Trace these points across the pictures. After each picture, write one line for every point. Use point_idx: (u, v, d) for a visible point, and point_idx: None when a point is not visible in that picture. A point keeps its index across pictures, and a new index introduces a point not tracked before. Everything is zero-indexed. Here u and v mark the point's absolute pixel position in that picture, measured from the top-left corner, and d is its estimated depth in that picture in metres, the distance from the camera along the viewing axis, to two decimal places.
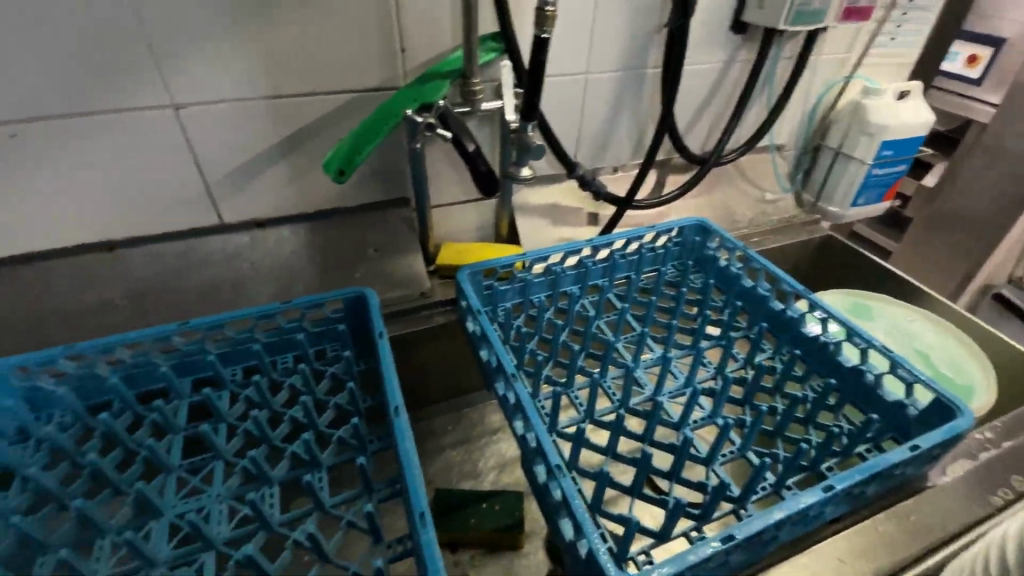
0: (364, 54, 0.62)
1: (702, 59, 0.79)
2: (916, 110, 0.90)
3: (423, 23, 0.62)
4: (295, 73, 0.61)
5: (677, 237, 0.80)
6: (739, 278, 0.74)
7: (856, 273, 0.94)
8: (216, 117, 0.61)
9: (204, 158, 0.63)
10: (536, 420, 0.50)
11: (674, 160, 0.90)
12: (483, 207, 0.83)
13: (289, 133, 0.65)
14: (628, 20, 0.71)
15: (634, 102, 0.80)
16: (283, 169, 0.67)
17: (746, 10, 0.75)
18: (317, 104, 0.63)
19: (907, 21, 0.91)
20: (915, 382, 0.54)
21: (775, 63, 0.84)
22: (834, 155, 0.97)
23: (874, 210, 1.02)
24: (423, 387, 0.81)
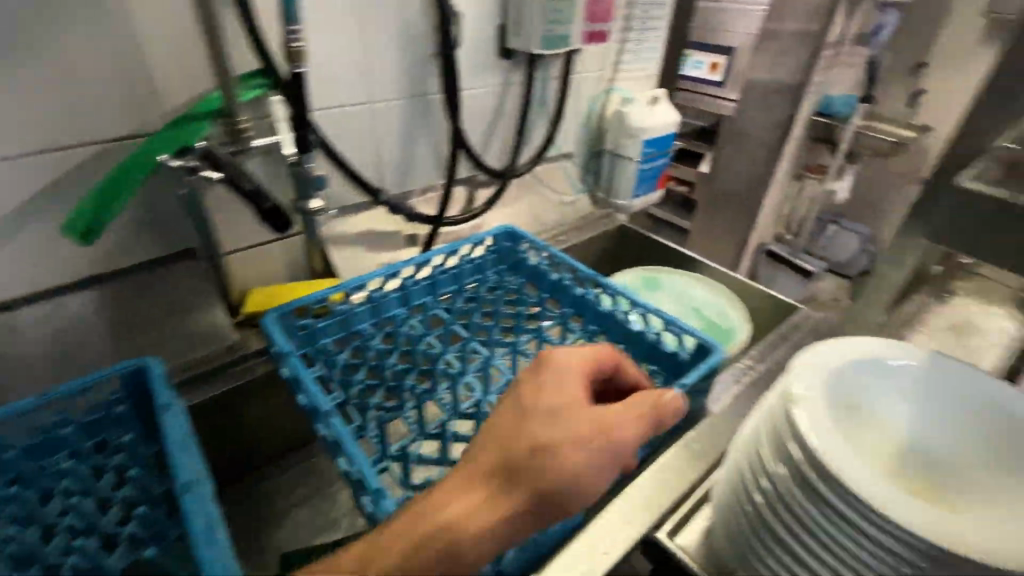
0: (110, 101, 0.58)
1: (479, 83, 0.86)
2: (663, 114, 1.09)
3: (175, 69, 0.60)
4: (23, 131, 0.54)
5: (491, 246, 0.86)
6: (547, 273, 0.82)
7: (648, 253, 1.10)
8: None
9: None
10: (357, 451, 0.51)
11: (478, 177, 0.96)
12: (289, 248, 0.79)
13: (31, 194, 0.58)
14: (398, 54, 0.75)
15: (425, 127, 0.84)
16: (32, 237, 0.60)
17: (508, 38, 0.84)
18: (61, 161, 0.58)
19: (645, 41, 1.10)
20: (682, 333, 0.68)
21: (544, 82, 0.95)
22: (613, 158, 1.12)
23: (654, 198, 1.20)
24: (257, 450, 0.76)
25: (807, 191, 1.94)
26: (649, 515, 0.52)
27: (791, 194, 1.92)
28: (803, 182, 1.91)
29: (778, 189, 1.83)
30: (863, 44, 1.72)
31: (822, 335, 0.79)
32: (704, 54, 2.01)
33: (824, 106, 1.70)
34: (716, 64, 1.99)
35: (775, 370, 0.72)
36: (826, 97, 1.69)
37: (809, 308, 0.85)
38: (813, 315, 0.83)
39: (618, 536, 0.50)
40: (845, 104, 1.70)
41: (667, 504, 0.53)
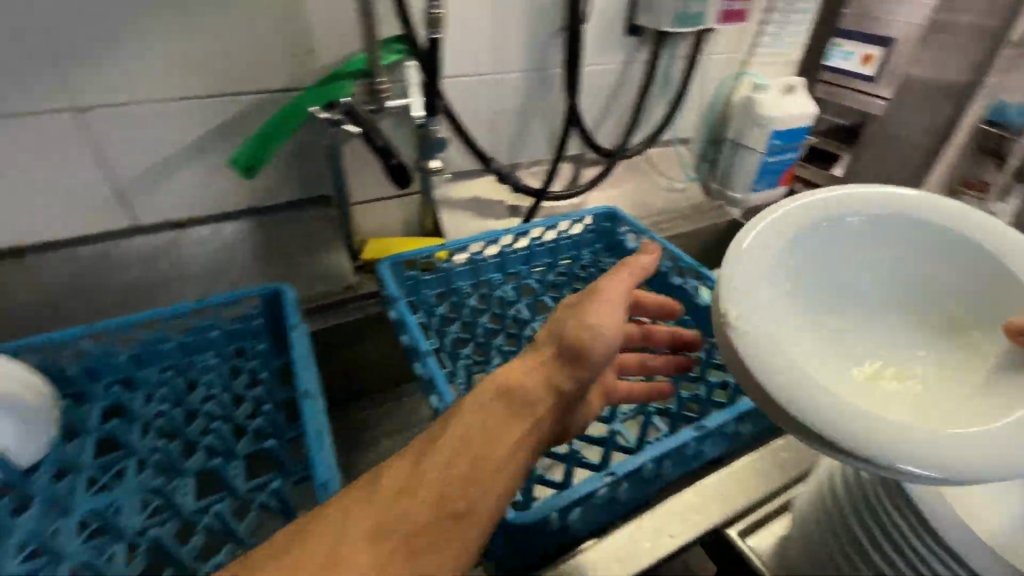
0: (275, 56, 0.64)
1: (602, 60, 0.85)
2: (799, 104, 1.01)
3: (332, 30, 0.65)
4: (206, 76, 0.62)
5: (591, 225, 0.86)
6: None
7: None
8: (127, 120, 0.62)
9: (116, 160, 0.63)
10: (447, 393, 0.55)
11: (587, 156, 0.96)
12: (405, 204, 0.86)
13: (205, 133, 0.66)
14: (529, 25, 0.77)
15: (544, 100, 0.85)
16: (203, 169, 0.69)
17: (638, 14, 0.82)
18: (231, 105, 0.65)
19: (789, 23, 1.02)
20: None
21: (670, 61, 0.91)
22: (734, 147, 1.06)
23: (773, 196, 1.12)
24: (352, 381, 0.83)
25: None
26: (721, 510, 0.51)
27: None
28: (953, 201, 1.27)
29: None
30: None
31: None
32: None
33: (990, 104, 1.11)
34: None
35: None
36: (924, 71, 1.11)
37: None
38: None
39: (684, 521, 0.49)
40: None
41: (741, 504, 0.51)
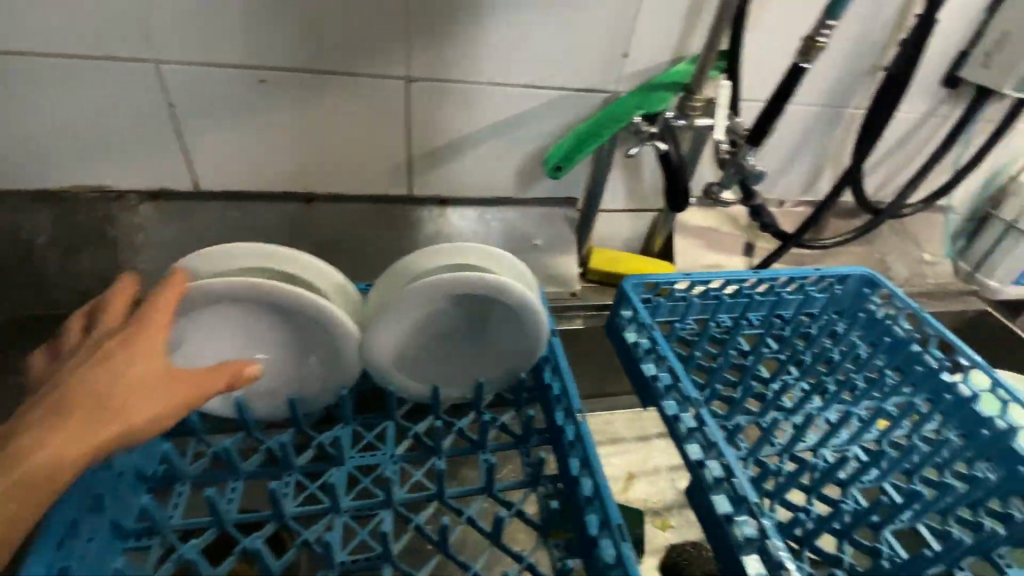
0: (590, 54, 0.62)
1: (904, 108, 0.75)
2: None
3: (652, 36, 0.62)
4: (522, 65, 0.62)
5: (841, 285, 0.76)
6: (908, 340, 0.70)
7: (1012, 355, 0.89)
8: (439, 95, 0.62)
9: (416, 130, 0.64)
10: (732, 458, 0.50)
11: (841, 205, 0.86)
12: (641, 220, 0.82)
13: (500, 118, 0.66)
14: (842, 61, 0.69)
15: (821, 140, 0.77)
16: (482, 152, 0.69)
17: (969, 65, 0.71)
18: (532, 96, 0.64)
19: None
20: None
21: (977, 123, 0.79)
22: (1009, 227, 0.91)
23: None
24: None
25: None
26: None
27: None
28: None
29: None
30: None
31: None
32: None
33: None
34: None
35: None
36: None
37: None
38: None
39: None
40: None
41: None
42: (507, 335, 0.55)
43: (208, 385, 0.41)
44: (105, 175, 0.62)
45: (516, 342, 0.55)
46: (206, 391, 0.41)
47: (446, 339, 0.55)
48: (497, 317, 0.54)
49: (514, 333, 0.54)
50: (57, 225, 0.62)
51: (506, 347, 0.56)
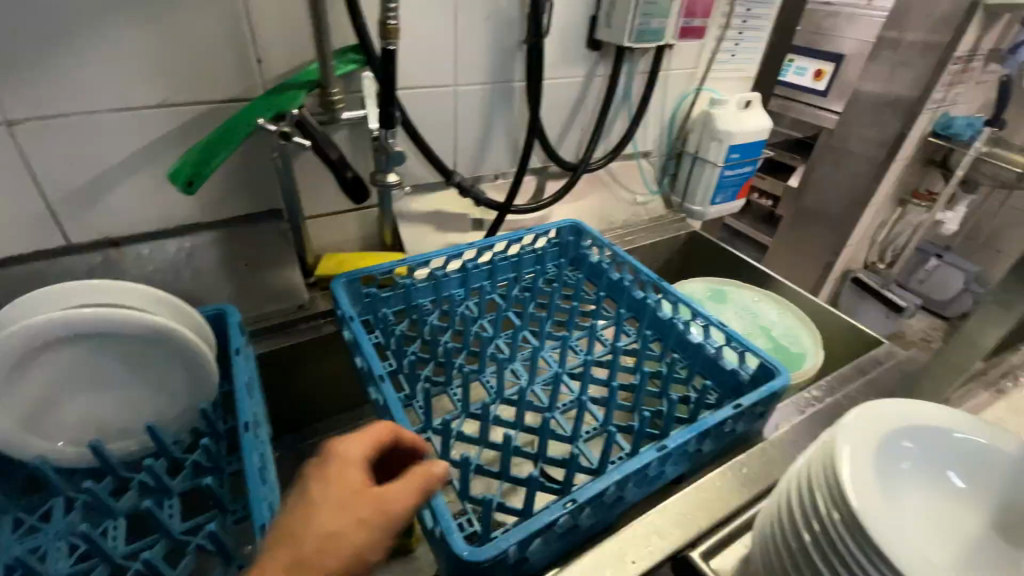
0: (220, 65, 0.61)
1: (563, 73, 0.85)
2: (755, 119, 1.03)
3: (282, 40, 0.63)
4: (144, 86, 0.59)
5: (554, 238, 0.86)
6: (607, 271, 0.81)
7: (720, 264, 1.05)
8: (53, 132, 0.57)
9: (42, 172, 0.59)
10: (403, 417, 0.52)
11: (550, 167, 0.95)
12: (364, 218, 0.83)
13: (146, 144, 0.62)
14: (487, 39, 0.76)
15: (504, 113, 0.85)
16: (143, 182, 0.65)
17: (597, 29, 0.82)
18: (173, 116, 0.62)
19: (743, 40, 1.05)
20: (745, 350, 0.63)
21: (631, 77, 0.92)
22: (693, 159, 1.07)
23: (732, 207, 1.14)
24: (309, 402, 0.80)
25: (906, 217, 1.73)
26: (682, 534, 0.51)
27: (888, 220, 1.73)
28: (905, 209, 1.71)
29: (874, 215, 1.67)
30: (999, 62, 1.49)
31: (906, 379, 0.72)
32: (809, 59, 1.87)
33: (939, 126, 1.49)
34: (821, 71, 1.83)
35: (844, 406, 0.68)
36: (942, 115, 1.48)
37: (895, 345, 0.77)
38: (899, 354, 0.76)
39: (648, 546, 0.49)
40: (966, 125, 1.46)
41: (706, 525, 0.52)
42: (176, 371, 0.54)
43: (403, 498, 0.37)
44: None
45: (187, 379, 0.54)
46: (410, 505, 0.37)
47: (102, 387, 0.52)
48: (160, 357, 0.53)
49: (184, 372, 0.54)
50: None
51: (179, 380, 0.54)
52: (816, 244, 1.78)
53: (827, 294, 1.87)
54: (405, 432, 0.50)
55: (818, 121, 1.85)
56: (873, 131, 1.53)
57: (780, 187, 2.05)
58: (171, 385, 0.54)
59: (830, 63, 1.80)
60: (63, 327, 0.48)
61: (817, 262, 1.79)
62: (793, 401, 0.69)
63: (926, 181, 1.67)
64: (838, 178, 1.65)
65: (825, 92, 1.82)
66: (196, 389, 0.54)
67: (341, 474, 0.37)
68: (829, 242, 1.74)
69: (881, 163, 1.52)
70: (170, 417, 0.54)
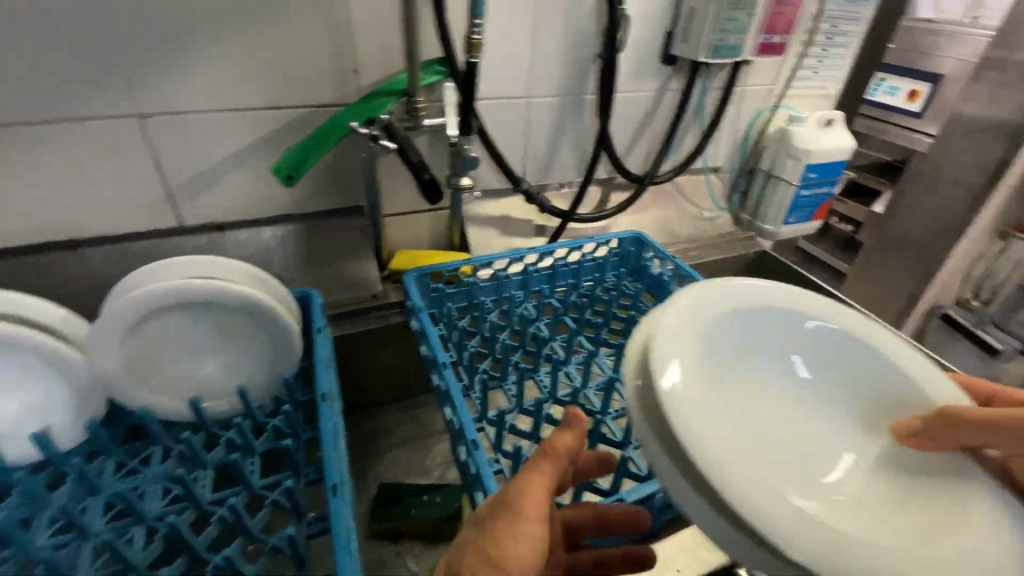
0: (321, 73, 0.68)
1: (636, 87, 0.86)
2: (836, 138, 0.99)
3: (376, 49, 0.69)
4: (256, 89, 0.66)
5: (616, 247, 0.86)
6: (669, 284, 0.80)
7: (788, 286, 1.01)
8: (179, 127, 0.66)
9: (166, 162, 0.67)
10: (460, 403, 0.55)
11: (617, 179, 0.95)
12: (435, 218, 0.88)
13: (252, 141, 0.70)
14: (563, 53, 0.79)
15: (575, 124, 0.87)
16: (247, 175, 0.72)
17: (674, 44, 0.83)
18: (277, 117, 0.69)
19: (828, 57, 1.01)
20: None
21: (705, 91, 0.92)
22: (766, 177, 1.05)
23: (805, 229, 1.10)
24: (372, 387, 0.85)
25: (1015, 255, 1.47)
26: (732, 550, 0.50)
27: None
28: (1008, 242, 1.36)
29: None
30: None
31: None
32: (901, 78, 1.74)
33: None
34: (916, 92, 1.71)
35: None
36: None
37: None
38: None
39: (694, 557, 0.48)
40: None
41: None
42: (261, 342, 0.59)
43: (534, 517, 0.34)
44: None
45: (274, 347, 0.59)
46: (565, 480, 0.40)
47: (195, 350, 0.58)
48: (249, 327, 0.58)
49: (270, 341, 0.58)
50: None
51: (267, 349, 0.59)
52: None
53: None
54: (462, 416, 0.53)
55: (908, 143, 1.73)
56: None
57: (862, 212, 1.93)
58: (257, 351, 0.59)
59: (925, 83, 1.68)
60: (164, 300, 0.53)
61: None
62: None
63: None
64: None
65: (918, 114, 1.70)
66: (280, 355, 0.59)
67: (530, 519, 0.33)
68: None
69: None
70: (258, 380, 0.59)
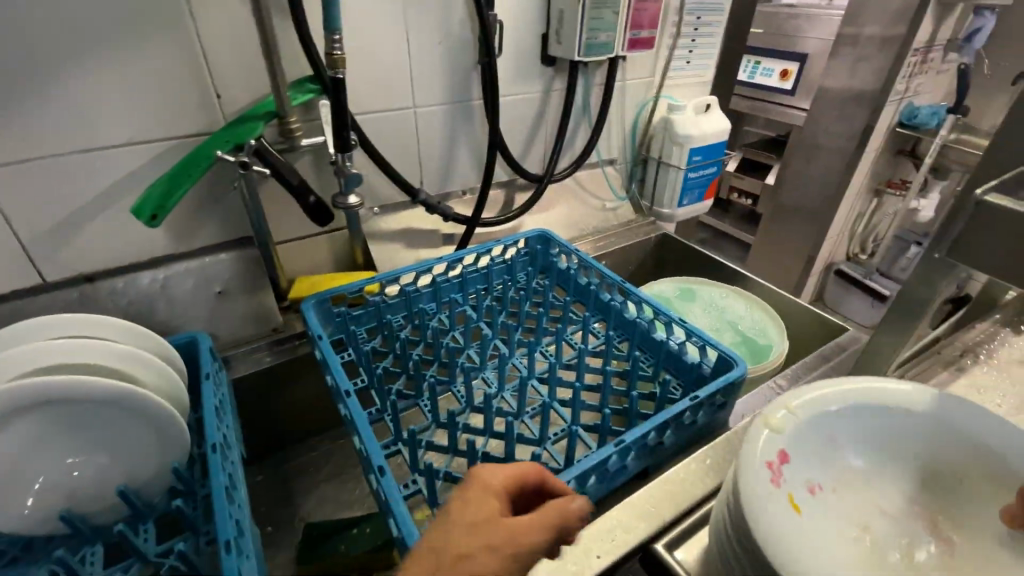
0: (183, 102, 0.64)
1: (520, 89, 0.88)
2: (713, 121, 1.06)
3: (239, 72, 0.66)
4: (109, 124, 0.61)
5: (523, 248, 0.88)
6: (574, 276, 0.82)
7: (691, 264, 1.07)
8: (21, 174, 0.59)
9: (12, 215, 0.61)
10: (367, 430, 0.53)
11: (517, 180, 0.97)
12: (336, 241, 0.85)
13: (114, 181, 0.64)
14: (441, 61, 0.79)
15: (466, 131, 0.88)
16: (113, 219, 0.67)
17: (550, 45, 0.86)
18: (138, 153, 0.64)
19: (696, 48, 1.08)
20: (705, 345, 0.65)
21: (589, 87, 0.95)
22: (658, 164, 1.10)
23: (700, 208, 1.17)
24: (290, 423, 0.81)
25: (882, 207, 1.74)
26: (647, 525, 0.52)
27: (863, 211, 1.76)
28: (880, 199, 1.73)
29: (849, 205, 1.68)
30: (956, 51, 1.52)
31: None
32: (774, 61, 1.92)
33: (903, 116, 1.52)
34: (787, 71, 1.87)
35: None
36: (906, 106, 1.52)
37: (859, 330, 0.79)
38: (863, 339, 0.78)
39: (611, 541, 0.50)
40: (931, 114, 1.49)
41: (671, 516, 0.53)
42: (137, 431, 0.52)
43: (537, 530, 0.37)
44: None
45: (156, 437, 0.52)
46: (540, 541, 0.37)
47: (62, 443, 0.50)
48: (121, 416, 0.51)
49: (151, 433, 0.52)
50: None
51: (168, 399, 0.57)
52: (796, 238, 1.81)
53: (813, 284, 1.88)
54: None
55: (786, 119, 1.89)
56: (839, 128, 1.57)
57: (758, 186, 2.08)
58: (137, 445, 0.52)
59: (794, 63, 1.85)
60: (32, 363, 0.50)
61: (801, 255, 1.81)
62: (759, 391, 0.70)
63: (898, 171, 1.71)
64: (810, 175, 1.69)
65: (792, 90, 1.87)
66: (168, 448, 0.52)
67: (482, 499, 0.38)
68: (808, 235, 1.76)
69: (851, 155, 1.56)
70: (141, 478, 0.52)
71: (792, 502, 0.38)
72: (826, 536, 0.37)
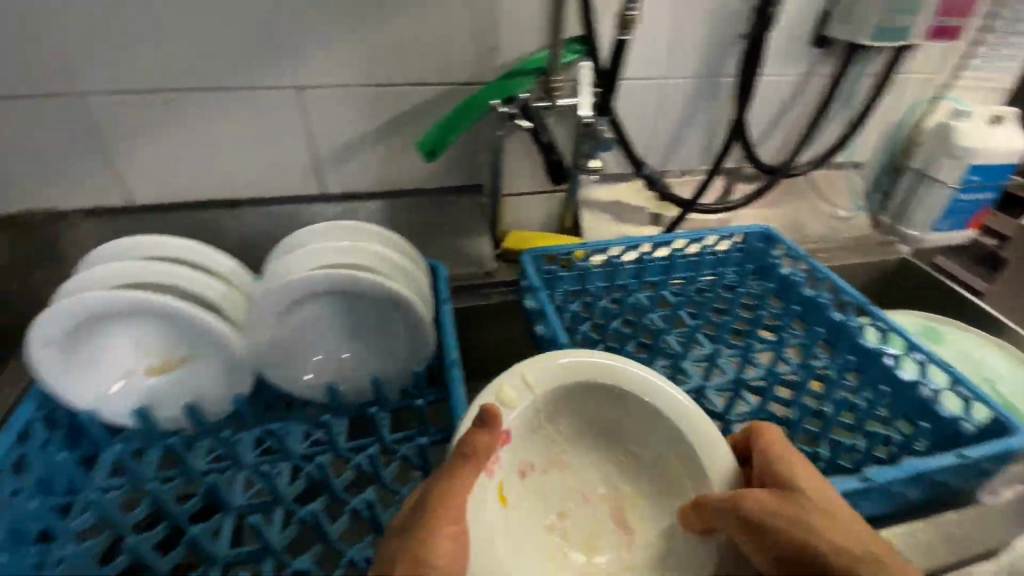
0: (464, 51, 0.70)
1: (778, 72, 0.81)
2: (1008, 136, 0.87)
3: (516, 27, 0.69)
4: (404, 64, 0.69)
5: (740, 243, 0.81)
6: (800, 285, 0.75)
7: (931, 300, 0.91)
8: (332, 99, 0.70)
9: (317, 132, 0.72)
10: None
11: (743, 170, 0.90)
12: (550, 201, 0.88)
13: (394, 116, 0.73)
14: (705, 31, 0.75)
15: (706, 110, 0.83)
16: (384, 148, 0.76)
17: (829, 26, 0.76)
18: (418, 92, 0.72)
19: (1007, 43, 0.89)
20: (974, 399, 0.55)
21: (857, 77, 0.84)
22: (915, 177, 0.94)
23: (955, 238, 0.98)
24: (476, 361, 0.87)
25: None
26: None
27: None
28: None
29: None
30: None
31: None
32: None
33: None
34: None
35: None
36: None
37: None
38: None
39: None
40: None
41: None
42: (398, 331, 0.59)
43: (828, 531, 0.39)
44: (53, 199, 0.71)
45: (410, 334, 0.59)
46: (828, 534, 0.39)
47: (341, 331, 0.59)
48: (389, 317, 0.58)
49: (405, 332, 0.59)
50: (11, 245, 0.71)
51: None
52: None
53: None
54: None
55: None
56: None
57: None
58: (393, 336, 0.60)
59: None
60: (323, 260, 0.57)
61: None
62: None
63: None
64: None
65: None
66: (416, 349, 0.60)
67: (801, 513, 0.40)
68: None
69: None
70: (390, 372, 0.60)
71: (501, 495, 0.44)
72: (517, 540, 0.43)
